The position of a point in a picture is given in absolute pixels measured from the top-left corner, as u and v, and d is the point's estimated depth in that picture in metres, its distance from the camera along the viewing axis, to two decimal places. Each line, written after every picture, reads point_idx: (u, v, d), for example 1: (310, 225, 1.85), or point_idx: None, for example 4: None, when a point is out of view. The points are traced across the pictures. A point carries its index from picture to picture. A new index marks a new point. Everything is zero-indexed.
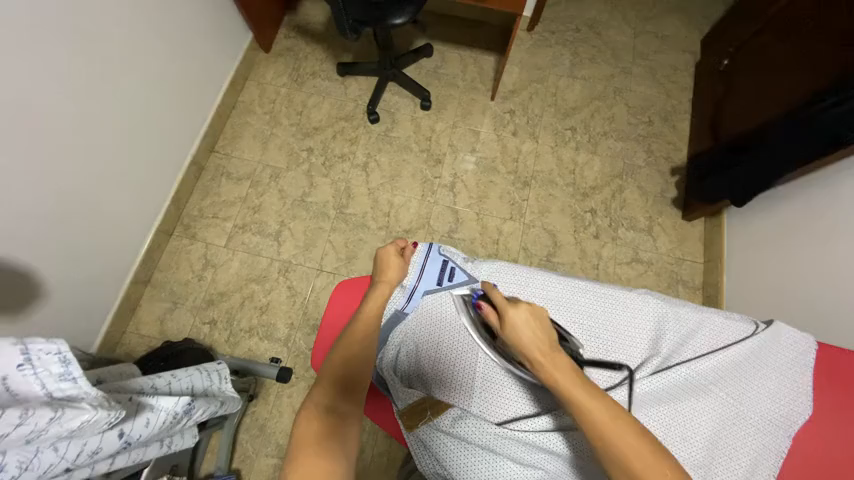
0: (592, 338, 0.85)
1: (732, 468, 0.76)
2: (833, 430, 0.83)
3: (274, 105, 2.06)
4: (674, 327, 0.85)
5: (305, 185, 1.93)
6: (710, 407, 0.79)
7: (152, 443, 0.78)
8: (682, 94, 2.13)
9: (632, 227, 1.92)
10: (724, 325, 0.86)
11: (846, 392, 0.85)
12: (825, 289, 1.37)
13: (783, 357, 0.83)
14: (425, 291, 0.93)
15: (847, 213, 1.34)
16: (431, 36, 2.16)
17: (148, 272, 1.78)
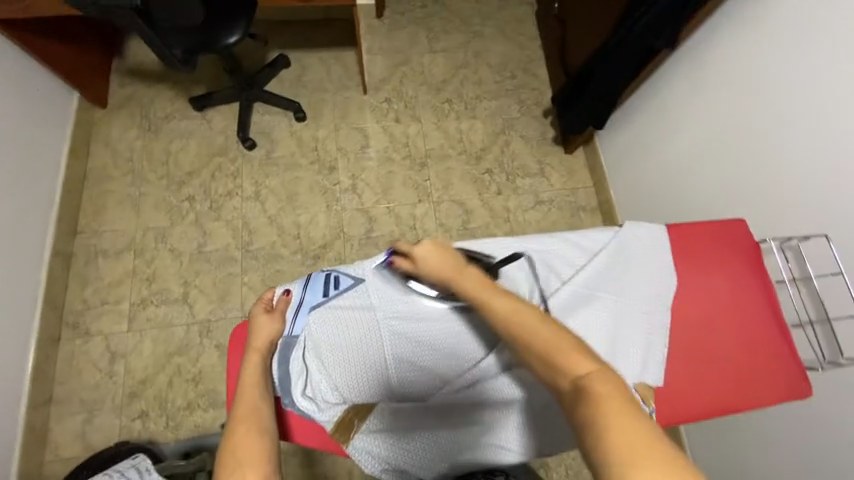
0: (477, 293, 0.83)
1: (632, 356, 0.80)
2: (724, 284, 0.90)
3: (133, 162, 1.85)
4: (550, 253, 0.86)
5: (198, 236, 1.78)
6: (598, 313, 0.82)
7: None
8: (532, 43, 2.31)
9: (526, 174, 2.07)
10: (590, 236, 0.89)
11: (719, 248, 0.92)
12: (693, 174, 1.56)
13: (643, 244, 0.88)
14: (311, 306, 0.91)
15: (690, 101, 1.53)
16: (283, 46, 2.08)
17: (44, 392, 1.52)
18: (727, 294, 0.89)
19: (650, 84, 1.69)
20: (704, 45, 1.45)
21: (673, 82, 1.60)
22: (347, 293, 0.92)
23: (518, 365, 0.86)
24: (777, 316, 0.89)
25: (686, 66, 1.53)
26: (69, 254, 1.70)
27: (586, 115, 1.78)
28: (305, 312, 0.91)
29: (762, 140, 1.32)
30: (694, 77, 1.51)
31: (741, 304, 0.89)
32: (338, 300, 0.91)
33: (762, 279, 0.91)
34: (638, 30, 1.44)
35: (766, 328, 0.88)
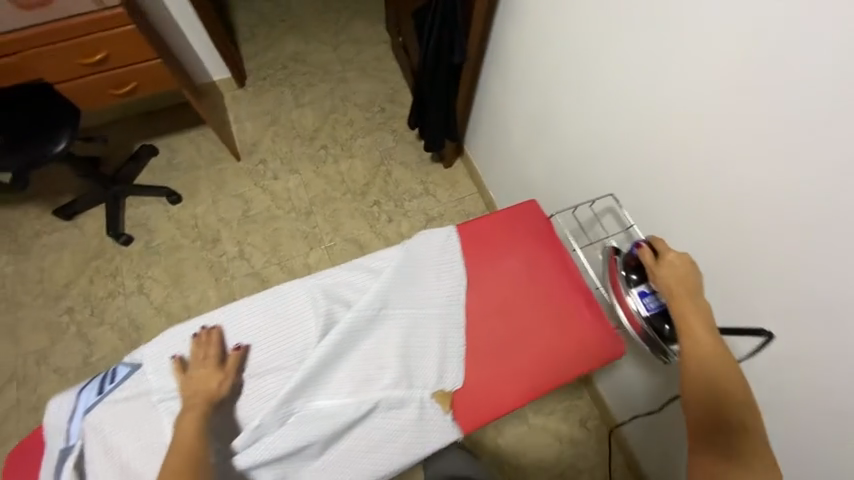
0: (261, 346, 0.79)
1: (428, 364, 0.80)
2: (525, 269, 0.93)
3: (5, 288, 1.78)
4: (337, 287, 0.85)
5: (83, 347, 1.70)
6: (391, 331, 0.82)
7: None
8: (394, 75, 2.43)
9: (413, 197, 2.12)
10: (380, 258, 0.89)
11: (517, 234, 0.97)
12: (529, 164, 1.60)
13: (434, 251, 0.91)
14: (86, 408, 0.75)
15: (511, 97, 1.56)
16: (147, 136, 2.09)
17: None
18: (527, 274, 0.93)
19: (481, 88, 1.75)
20: (500, 43, 1.50)
21: (492, 84, 1.65)
22: (124, 383, 0.76)
23: (360, 391, 0.76)
24: (578, 285, 0.94)
25: (496, 66, 1.58)
26: None
27: (436, 131, 1.81)
28: (79, 416, 0.74)
29: (560, 119, 1.34)
30: (502, 79, 1.57)
31: (544, 281, 0.93)
32: (115, 391, 0.76)
33: (558, 254, 0.96)
34: (432, 52, 1.52)
35: (569, 296, 0.92)
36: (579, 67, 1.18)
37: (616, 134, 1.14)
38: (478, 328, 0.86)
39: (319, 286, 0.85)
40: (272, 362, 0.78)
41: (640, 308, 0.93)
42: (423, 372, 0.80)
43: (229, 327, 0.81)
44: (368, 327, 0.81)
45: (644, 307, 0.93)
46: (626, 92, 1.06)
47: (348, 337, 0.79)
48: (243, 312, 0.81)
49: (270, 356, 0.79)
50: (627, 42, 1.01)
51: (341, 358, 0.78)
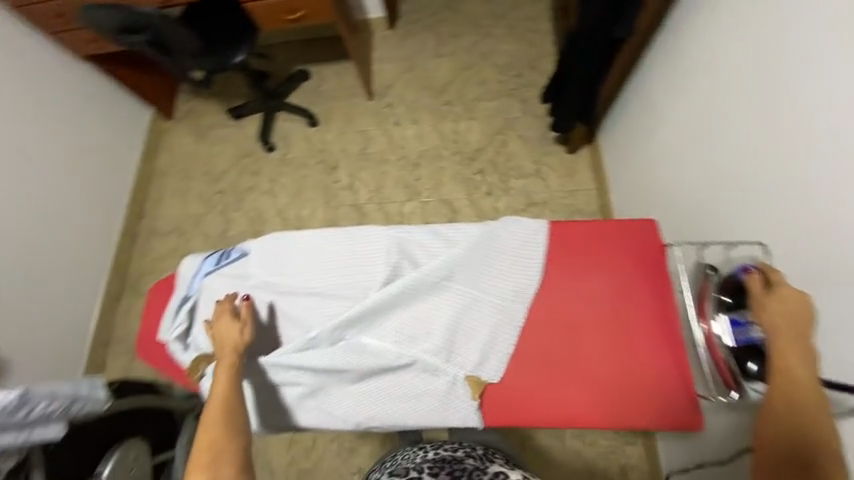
0: (332, 274, 0.89)
1: (471, 347, 0.80)
2: (607, 291, 0.83)
3: (185, 162, 2.30)
4: (409, 245, 0.88)
5: (223, 223, 2.15)
6: (445, 302, 0.83)
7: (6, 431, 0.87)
8: (544, 39, 2.21)
9: (521, 175, 2.01)
10: (459, 230, 0.88)
11: (613, 252, 0.85)
12: (663, 174, 1.39)
13: (515, 240, 0.85)
14: (205, 272, 0.93)
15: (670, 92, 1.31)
16: (305, 61, 2.35)
17: (107, 334, 2.01)
18: (611, 299, 0.83)
19: (636, 74, 1.50)
20: (681, 23, 1.23)
21: (652, 72, 1.40)
22: (234, 264, 0.93)
23: (401, 346, 0.81)
24: (671, 333, 0.80)
25: (666, 51, 1.31)
26: (134, 233, 2.19)
27: (570, 110, 1.64)
28: (200, 276, 0.94)
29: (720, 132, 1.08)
30: (667, 70, 1.32)
31: (630, 313, 0.82)
32: (227, 268, 0.93)
33: (660, 291, 0.83)
34: (588, 22, 1.34)
35: (646, 337, 0.81)
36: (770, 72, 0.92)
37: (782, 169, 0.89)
38: (536, 336, 0.81)
39: (397, 239, 0.88)
40: (337, 291, 0.88)
41: (726, 336, 0.74)
42: (464, 355, 0.80)
43: (315, 249, 0.91)
44: (426, 292, 0.83)
45: (730, 336, 0.73)
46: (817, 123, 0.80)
47: (406, 294, 0.83)
48: (327, 240, 0.91)
49: (337, 285, 0.88)
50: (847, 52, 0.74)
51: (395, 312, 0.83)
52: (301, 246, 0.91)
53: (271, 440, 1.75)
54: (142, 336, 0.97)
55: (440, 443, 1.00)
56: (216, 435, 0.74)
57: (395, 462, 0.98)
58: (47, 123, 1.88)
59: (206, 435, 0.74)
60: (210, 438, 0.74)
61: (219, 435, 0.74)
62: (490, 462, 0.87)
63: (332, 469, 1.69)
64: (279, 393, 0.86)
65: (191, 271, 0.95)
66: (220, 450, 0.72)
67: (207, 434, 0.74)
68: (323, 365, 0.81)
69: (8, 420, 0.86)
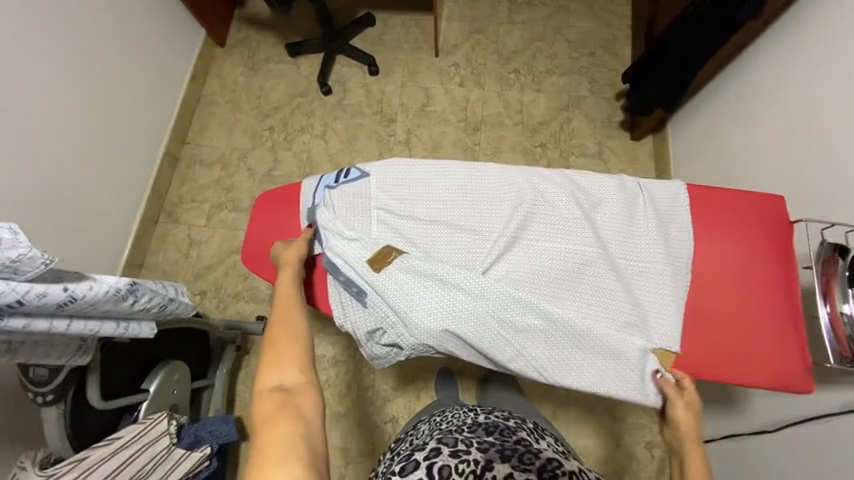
0: (461, 205, 0.94)
1: (599, 292, 0.89)
2: (717, 253, 0.90)
3: (235, 93, 2.20)
4: (533, 187, 0.95)
5: (270, 161, 2.08)
6: (574, 248, 0.91)
7: (107, 320, 0.83)
8: (621, 22, 2.17)
9: (582, 154, 1.99)
10: (581, 182, 0.95)
11: (724, 218, 0.92)
12: (753, 168, 1.40)
13: (636, 197, 0.93)
14: (326, 187, 0.98)
15: (785, 83, 1.30)
16: (372, 6, 2.26)
17: (141, 257, 1.95)
18: (735, 261, 0.90)
19: (738, 65, 1.50)
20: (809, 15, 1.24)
21: (757, 65, 1.41)
22: (355, 184, 0.98)
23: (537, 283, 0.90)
24: (793, 298, 0.87)
25: (781, 44, 1.33)
26: (176, 158, 2.12)
27: (655, 92, 1.63)
28: (322, 190, 0.99)
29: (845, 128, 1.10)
30: (783, 62, 1.31)
31: (750, 276, 0.89)
32: (346, 185, 0.98)
33: (784, 257, 0.89)
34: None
35: (753, 299, 0.88)
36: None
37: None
38: (662, 291, 0.89)
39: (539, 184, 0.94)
40: (467, 224, 0.93)
41: (853, 310, 0.78)
42: (595, 297, 0.89)
43: (453, 181, 0.96)
44: (564, 238, 0.92)
45: None
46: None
47: (544, 238, 0.92)
48: (451, 173, 0.96)
49: (467, 218, 0.94)
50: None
51: (533, 253, 0.91)
52: (439, 176, 0.96)
53: None
54: (249, 241, 1.01)
55: (489, 408, 0.98)
56: (289, 331, 0.82)
57: (445, 417, 0.98)
58: (111, 22, 1.75)
59: (280, 330, 0.82)
60: (287, 331, 0.82)
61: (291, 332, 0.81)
62: (539, 440, 0.87)
63: (363, 415, 1.70)
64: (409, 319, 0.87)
65: (318, 184, 1.01)
66: (290, 340, 0.81)
67: (281, 329, 0.82)
68: (465, 291, 0.87)
69: (114, 309, 0.81)
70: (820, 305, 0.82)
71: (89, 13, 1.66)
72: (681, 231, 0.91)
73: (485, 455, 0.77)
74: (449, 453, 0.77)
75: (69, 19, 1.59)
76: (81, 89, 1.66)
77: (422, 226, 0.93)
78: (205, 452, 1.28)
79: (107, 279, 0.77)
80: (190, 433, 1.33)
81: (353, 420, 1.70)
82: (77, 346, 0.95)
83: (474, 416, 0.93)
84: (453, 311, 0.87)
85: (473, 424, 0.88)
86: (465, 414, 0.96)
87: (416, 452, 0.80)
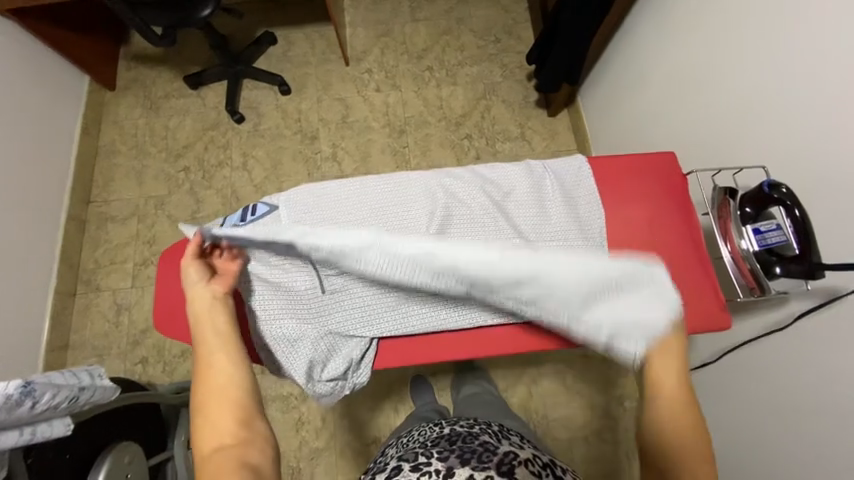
0: (379, 218, 0.94)
1: None
2: (622, 217, 0.96)
3: (137, 138, 2.03)
4: (446, 187, 0.97)
5: (192, 204, 1.94)
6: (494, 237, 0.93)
7: (6, 431, 0.73)
8: (518, 6, 2.25)
9: (506, 138, 2.04)
10: (489, 174, 0.99)
11: (620, 184, 0.99)
12: (653, 127, 1.50)
13: (543, 178, 0.98)
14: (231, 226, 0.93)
15: (664, 45, 1.40)
16: (269, 24, 2.16)
17: (63, 337, 1.75)
18: (642, 221, 0.96)
19: (623, 33, 1.61)
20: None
21: (639, 34, 1.51)
22: (264, 219, 0.94)
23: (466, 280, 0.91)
24: (697, 248, 0.95)
25: (653, 8, 1.43)
26: (84, 220, 1.91)
27: (558, 69, 1.71)
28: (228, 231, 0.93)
29: (719, 76, 1.20)
30: (660, 24, 1.41)
31: (658, 233, 0.96)
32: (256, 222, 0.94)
33: (684, 211, 0.97)
34: None
35: (661, 250, 0.95)
36: (767, 16, 1.05)
37: (780, 96, 1.03)
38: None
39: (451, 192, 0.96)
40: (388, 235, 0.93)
41: (750, 244, 0.85)
42: None
43: (367, 206, 0.95)
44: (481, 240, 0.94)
45: (753, 242, 0.85)
46: (806, 48, 0.96)
47: (464, 232, 0.93)
48: (364, 190, 0.97)
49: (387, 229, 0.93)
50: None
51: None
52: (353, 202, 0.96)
53: (275, 425, 1.66)
54: (158, 303, 0.96)
55: (454, 419, 0.97)
56: (220, 363, 0.73)
57: (411, 437, 0.96)
58: None
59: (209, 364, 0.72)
60: (217, 364, 0.73)
61: (222, 364, 0.73)
62: (502, 439, 0.86)
63: (344, 443, 1.65)
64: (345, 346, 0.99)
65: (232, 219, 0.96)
66: (223, 372, 0.72)
67: (210, 363, 0.73)
68: (389, 311, 0.99)
69: (11, 418, 0.71)
70: (722, 244, 0.89)
71: None
72: (589, 203, 0.97)
73: (445, 463, 0.77)
74: (410, 469, 0.78)
75: None
76: None
77: (341, 257, 0.95)
78: None
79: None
80: None
81: (334, 451, 1.64)
82: None
83: (439, 430, 0.93)
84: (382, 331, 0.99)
85: (436, 438, 0.87)
86: (432, 430, 0.95)
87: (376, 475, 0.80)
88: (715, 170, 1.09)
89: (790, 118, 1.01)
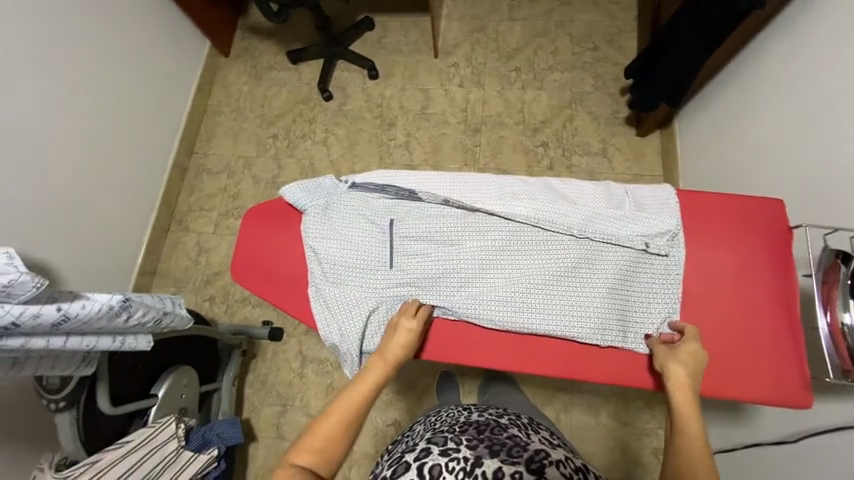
0: (451, 211, 1.00)
1: (588, 293, 0.92)
2: (703, 257, 0.91)
3: (239, 102, 2.25)
4: (519, 191, 0.99)
5: (274, 168, 2.12)
6: (561, 249, 0.95)
7: (104, 335, 0.88)
8: (626, 13, 2.09)
9: (585, 152, 1.94)
10: (566, 186, 0.99)
11: (707, 222, 0.92)
12: (760, 166, 1.33)
13: (623, 199, 0.96)
14: (321, 197, 1.04)
15: (791, 75, 1.23)
16: (371, 10, 2.26)
17: (153, 264, 2.03)
18: (733, 271, 0.90)
19: (744, 56, 1.43)
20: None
21: (763, 59, 1.34)
22: (348, 195, 1.04)
23: (528, 288, 0.94)
24: (790, 315, 0.86)
25: (790, 30, 1.24)
26: (185, 168, 2.19)
27: (659, 88, 1.58)
28: (315, 200, 1.04)
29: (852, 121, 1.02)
30: (792, 49, 1.23)
31: (748, 288, 0.89)
32: (342, 196, 1.04)
33: (785, 272, 0.88)
34: None
35: (739, 300, 0.88)
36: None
37: None
38: (639, 307, 0.91)
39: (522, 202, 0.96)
40: (457, 230, 0.99)
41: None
42: (584, 297, 0.92)
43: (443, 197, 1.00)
44: (541, 255, 0.95)
45: None
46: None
47: (531, 239, 0.96)
48: (441, 182, 1.02)
49: (458, 224, 0.99)
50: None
51: (511, 270, 0.95)
52: (428, 195, 1.00)
53: (309, 384, 1.79)
54: (238, 255, 1.05)
55: (483, 405, 0.97)
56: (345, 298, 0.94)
57: (439, 417, 0.97)
58: (119, 40, 1.82)
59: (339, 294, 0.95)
60: None
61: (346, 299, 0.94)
62: (531, 434, 0.86)
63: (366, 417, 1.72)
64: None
65: (324, 188, 1.04)
66: None
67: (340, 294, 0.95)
68: (442, 304, 0.96)
69: (108, 324, 0.85)
70: (820, 314, 0.79)
71: (98, 34, 1.74)
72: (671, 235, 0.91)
73: (474, 452, 0.78)
74: (439, 453, 0.78)
75: (78, 40, 1.67)
76: (92, 106, 1.74)
77: (407, 244, 0.99)
78: (212, 454, 1.33)
79: (98, 297, 0.82)
80: (199, 436, 1.37)
81: None
82: (81, 357, 1.01)
83: (467, 414, 0.92)
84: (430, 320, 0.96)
85: (464, 423, 0.86)
86: (459, 413, 0.95)
87: (406, 454, 0.81)
88: (826, 228, 0.95)
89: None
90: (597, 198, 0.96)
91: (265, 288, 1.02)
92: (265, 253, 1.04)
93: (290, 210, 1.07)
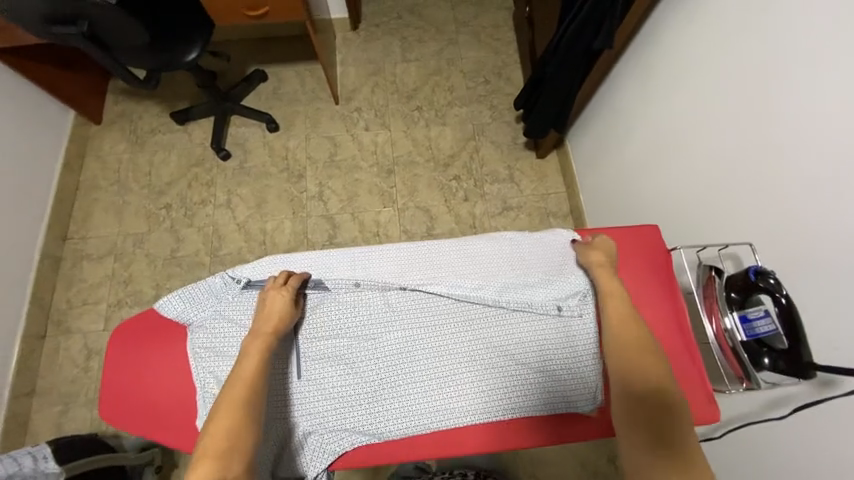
0: (359, 293, 0.98)
1: (504, 352, 0.94)
2: None
3: (119, 173, 1.99)
4: (422, 261, 1.00)
5: (172, 242, 1.89)
6: (471, 312, 0.97)
7: None
8: (508, 48, 2.28)
9: (495, 180, 2.03)
10: (466, 247, 1.02)
11: None
12: (639, 184, 1.49)
13: (518, 252, 1.02)
14: (216, 302, 0.96)
15: (644, 104, 1.42)
16: (261, 62, 2.17)
17: (28, 382, 1.66)
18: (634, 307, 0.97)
19: (606, 86, 1.62)
20: (654, 34, 1.34)
21: (622, 91, 1.53)
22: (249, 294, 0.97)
23: (447, 359, 0.94)
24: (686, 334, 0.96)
25: (637, 65, 1.43)
26: (59, 258, 1.85)
27: (544, 119, 1.72)
28: (211, 306, 0.96)
29: (697, 141, 1.21)
30: (642, 82, 1.42)
31: (650, 321, 0.96)
32: (240, 298, 0.97)
33: (674, 301, 0.98)
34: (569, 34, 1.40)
35: None
36: (748, 90, 1.04)
37: (761, 169, 1.01)
38: (565, 374, 0.92)
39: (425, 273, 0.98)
40: (368, 312, 0.96)
41: (736, 331, 0.84)
42: (501, 357, 0.94)
43: (349, 281, 0.98)
44: (460, 332, 0.95)
45: (740, 330, 0.84)
46: (788, 124, 0.94)
47: (442, 308, 0.97)
48: (345, 263, 0.99)
49: (367, 306, 0.97)
50: (818, 72, 0.87)
51: (434, 360, 0.94)
52: (334, 281, 0.98)
53: None
54: (105, 387, 0.95)
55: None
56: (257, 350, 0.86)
57: None
58: None
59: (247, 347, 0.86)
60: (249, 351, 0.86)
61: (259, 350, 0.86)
62: None
63: None
64: (313, 447, 0.90)
65: (214, 293, 0.96)
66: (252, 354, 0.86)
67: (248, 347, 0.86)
68: (366, 395, 0.92)
69: None
70: (707, 322, 0.89)
71: None
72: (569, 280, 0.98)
73: None
74: None
75: None
76: None
77: (324, 345, 0.95)
78: None
79: None
80: None
81: None
82: None
83: None
84: (356, 425, 0.91)
85: None
86: None
87: None
88: (698, 245, 1.07)
89: (774, 193, 0.97)
90: (504, 265, 1.00)
91: (134, 423, 0.92)
92: (136, 379, 0.95)
93: (163, 323, 0.98)
